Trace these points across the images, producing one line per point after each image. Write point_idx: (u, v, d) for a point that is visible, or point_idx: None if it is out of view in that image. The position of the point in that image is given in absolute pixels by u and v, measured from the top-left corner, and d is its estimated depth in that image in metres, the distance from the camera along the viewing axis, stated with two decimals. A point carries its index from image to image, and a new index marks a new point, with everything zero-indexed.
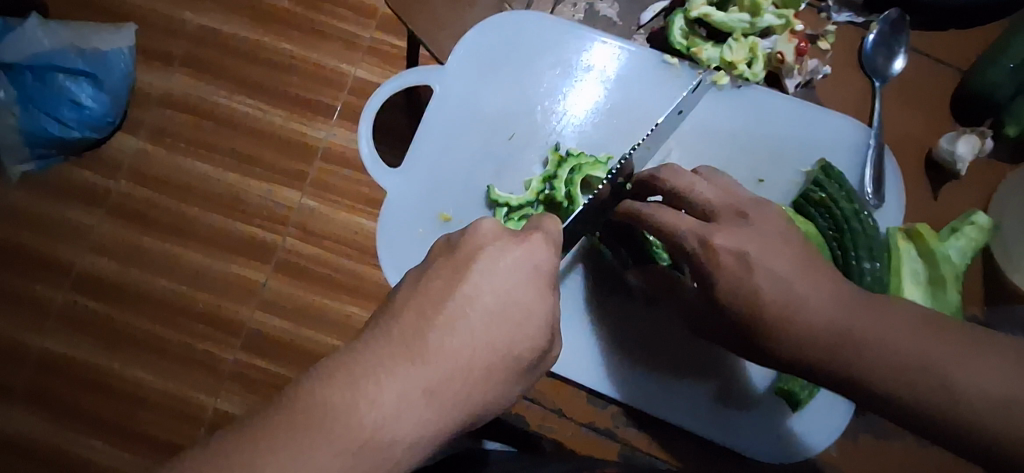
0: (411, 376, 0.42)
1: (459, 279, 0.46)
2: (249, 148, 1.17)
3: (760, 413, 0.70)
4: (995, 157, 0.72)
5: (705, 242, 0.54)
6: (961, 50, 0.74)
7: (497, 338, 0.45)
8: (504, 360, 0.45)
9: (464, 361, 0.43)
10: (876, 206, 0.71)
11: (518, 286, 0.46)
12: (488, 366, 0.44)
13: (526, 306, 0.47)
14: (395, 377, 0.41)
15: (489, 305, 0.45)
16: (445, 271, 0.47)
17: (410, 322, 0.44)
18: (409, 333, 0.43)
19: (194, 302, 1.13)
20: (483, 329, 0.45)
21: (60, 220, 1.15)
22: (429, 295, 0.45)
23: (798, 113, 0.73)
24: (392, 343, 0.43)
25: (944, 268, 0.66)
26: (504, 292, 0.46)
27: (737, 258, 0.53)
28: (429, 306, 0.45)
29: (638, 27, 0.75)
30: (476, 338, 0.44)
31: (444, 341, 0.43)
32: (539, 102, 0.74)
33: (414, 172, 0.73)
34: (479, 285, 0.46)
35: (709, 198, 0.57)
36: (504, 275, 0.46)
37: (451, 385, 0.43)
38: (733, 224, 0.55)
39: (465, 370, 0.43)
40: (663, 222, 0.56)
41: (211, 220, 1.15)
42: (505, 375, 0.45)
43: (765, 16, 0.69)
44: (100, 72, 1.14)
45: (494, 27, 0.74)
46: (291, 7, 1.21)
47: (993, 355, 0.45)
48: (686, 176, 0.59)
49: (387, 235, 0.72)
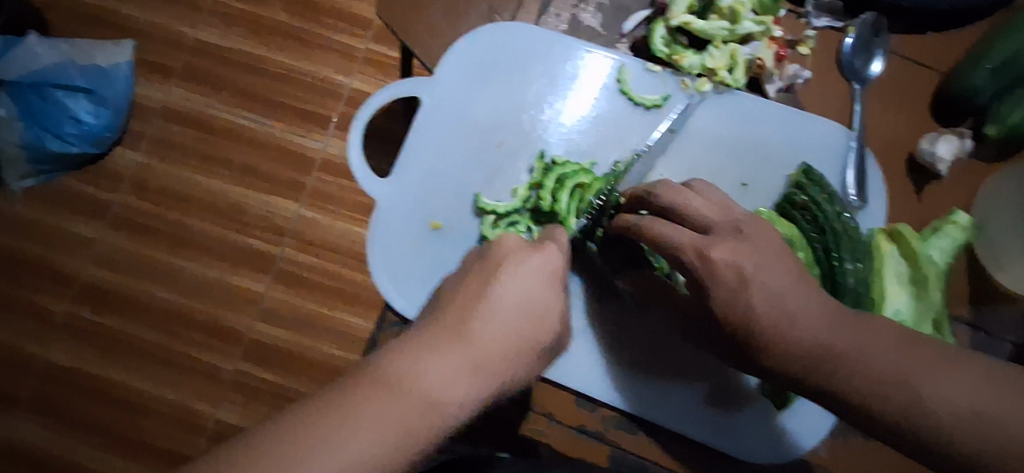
0: (456, 359, 0.45)
1: (489, 278, 0.49)
2: (247, 159, 1.19)
3: (750, 413, 0.71)
4: (977, 156, 0.73)
5: (704, 256, 0.54)
6: (941, 52, 0.75)
7: (530, 329, 0.48)
8: (534, 351, 0.48)
9: (502, 346, 0.46)
10: (859, 207, 0.72)
11: (546, 283, 0.50)
12: (522, 353, 0.47)
13: (553, 301, 0.50)
14: (443, 359, 0.44)
15: (523, 298, 0.48)
16: (480, 271, 0.50)
17: (451, 313, 0.47)
18: (451, 321, 0.46)
19: (194, 312, 1.14)
20: (518, 319, 0.47)
21: (62, 233, 1.17)
22: (467, 291, 0.48)
23: (781, 117, 0.74)
24: (438, 330, 0.46)
25: (926, 268, 0.66)
26: (535, 288, 0.49)
27: (735, 272, 0.53)
28: (468, 299, 0.48)
29: (622, 36, 0.77)
30: (513, 327, 0.47)
31: (485, 328, 0.46)
32: (528, 111, 0.75)
33: (405, 180, 0.74)
34: (510, 281, 0.48)
35: (705, 214, 0.57)
36: (533, 272, 0.49)
37: (491, 368, 0.46)
38: (725, 234, 0.55)
39: (503, 355, 0.46)
40: (658, 234, 0.57)
41: (210, 230, 1.17)
42: (534, 365, 0.48)
43: (744, 23, 0.71)
44: (100, 88, 1.16)
45: (483, 38, 0.75)
46: (288, 21, 1.23)
47: (961, 370, 0.46)
48: (682, 192, 0.58)
49: (378, 244, 0.73)
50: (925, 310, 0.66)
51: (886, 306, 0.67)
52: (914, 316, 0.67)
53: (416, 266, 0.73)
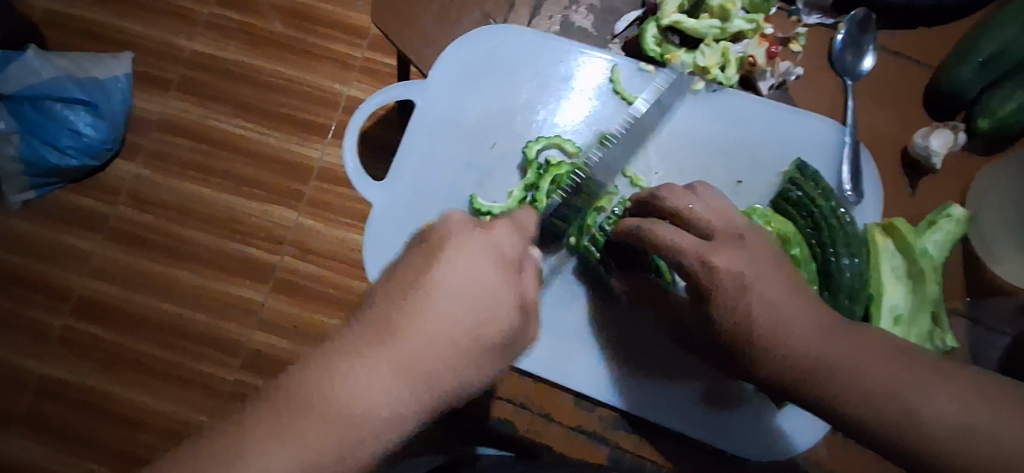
0: (380, 359, 0.43)
1: (427, 266, 0.47)
2: (245, 170, 1.19)
3: (747, 412, 0.71)
4: (968, 149, 0.73)
5: (703, 262, 0.54)
6: (932, 48, 0.75)
7: (467, 320, 0.46)
8: (475, 341, 0.46)
9: (434, 343, 0.44)
10: (854, 203, 0.71)
11: (484, 270, 0.47)
12: (457, 346, 0.45)
13: (494, 289, 0.47)
14: (365, 362, 0.43)
15: (458, 290, 0.46)
16: (416, 259, 0.48)
17: (380, 309, 0.45)
18: (378, 319, 0.45)
19: (193, 323, 1.14)
20: (452, 311, 0.45)
21: (60, 247, 1.17)
22: (399, 283, 0.47)
23: (774, 114, 0.74)
24: (365, 327, 0.45)
25: (922, 262, 0.66)
26: (471, 276, 0.47)
27: (733, 279, 0.53)
28: (399, 292, 0.46)
29: (613, 37, 0.77)
30: (446, 320, 0.45)
31: (415, 325, 0.44)
32: (520, 113, 0.75)
33: (399, 183, 0.74)
34: (445, 273, 0.46)
35: (707, 219, 0.57)
36: (470, 259, 0.47)
37: (423, 366, 0.44)
38: (724, 238, 0.55)
39: (434, 351, 0.44)
40: (658, 233, 0.57)
41: (207, 241, 1.17)
42: (475, 356, 0.46)
43: (735, 22, 0.72)
44: (98, 100, 1.17)
45: (474, 41, 0.75)
46: (285, 31, 1.24)
47: (952, 389, 0.46)
48: (685, 196, 0.59)
49: (372, 248, 0.73)
50: (922, 304, 0.66)
51: (883, 301, 0.66)
52: (911, 310, 0.66)
53: None
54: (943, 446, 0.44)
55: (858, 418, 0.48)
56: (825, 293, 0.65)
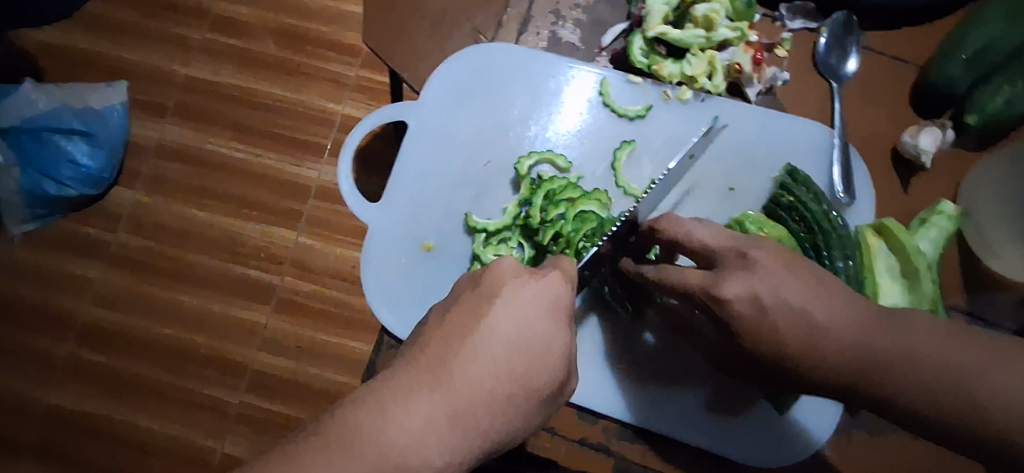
0: (438, 402, 0.44)
1: (480, 313, 0.48)
2: (244, 192, 1.20)
3: (750, 419, 0.70)
4: (956, 145, 0.75)
5: (714, 294, 0.53)
6: (915, 46, 0.77)
7: (517, 367, 0.46)
8: (522, 390, 0.47)
9: (487, 387, 0.45)
10: (847, 205, 0.72)
11: (534, 320, 0.48)
12: (506, 394, 0.46)
13: (540, 338, 0.48)
14: (421, 404, 0.44)
15: (506, 339, 0.47)
16: (466, 304, 0.48)
17: (433, 352, 0.46)
18: (435, 359, 0.46)
19: (197, 347, 1.14)
20: (504, 358, 0.46)
21: (65, 276, 1.17)
22: (451, 328, 0.47)
23: (764, 120, 0.74)
24: (421, 370, 0.45)
25: (917, 261, 0.65)
26: (522, 326, 0.47)
27: (752, 305, 0.51)
28: (454, 336, 0.47)
29: (601, 49, 0.77)
30: (499, 366, 0.46)
31: (469, 369, 0.45)
32: (512, 128, 0.75)
33: (395, 203, 0.73)
34: (495, 320, 0.47)
35: (709, 244, 0.54)
36: (520, 308, 0.48)
37: (478, 408, 0.45)
38: (735, 268, 0.53)
39: (487, 397, 0.45)
40: (667, 276, 0.57)
41: (210, 265, 1.17)
42: (520, 406, 0.47)
43: (720, 30, 0.72)
44: (95, 129, 1.17)
45: (463, 60, 0.76)
46: (279, 53, 1.25)
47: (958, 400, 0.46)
48: (685, 224, 0.56)
49: (370, 268, 0.72)
50: (921, 303, 0.65)
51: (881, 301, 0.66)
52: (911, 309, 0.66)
53: (407, 289, 0.72)
54: None
55: None
56: None
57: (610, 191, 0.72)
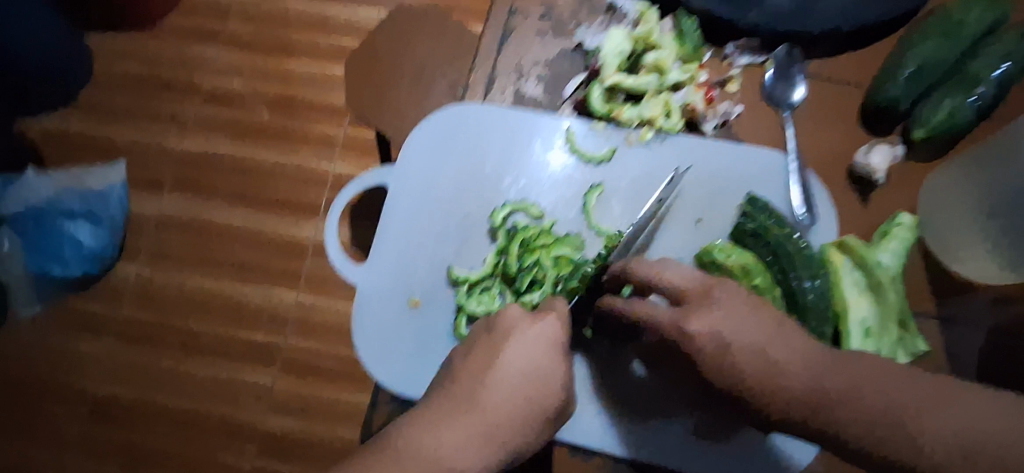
0: (468, 427, 0.50)
1: (499, 347, 0.54)
2: (246, 256, 1.25)
3: (740, 444, 0.71)
4: (910, 158, 0.78)
5: (684, 332, 0.56)
6: (858, 69, 0.82)
7: (533, 395, 0.52)
8: (540, 412, 0.53)
9: (509, 411, 0.51)
10: (809, 225, 0.75)
11: (547, 351, 0.54)
12: (527, 416, 0.52)
13: (552, 368, 0.54)
14: (454, 429, 0.50)
15: (525, 368, 0.53)
16: (487, 341, 0.55)
17: (461, 385, 0.53)
18: (462, 393, 0.52)
19: (206, 414, 1.16)
20: (523, 384, 0.53)
21: (73, 355, 1.20)
22: (472, 365, 0.54)
23: (723, 152, 0.78)
24: (451, 400, 0.52)
25: (879, 273, 0.69)
26: (536, 355, 0.54)
27: (715, 342, 0.55)
28: (476, 370, 0.53)
29: (564, 99, 0.82)
30: (517, 395, 0.52)
31: (492, 398, 0.52)
32: (487, 181, 0.79)
33: (381, 262, 0.77)
34: (513, 353, 0.54)
35: (678, 284, 0.59)
36: (535, 340, 0.54)
37: (501, 432, 0.51)
38: (703, 306, 0.57)
39: (508, 423, 0.51)
40: (640, 312, 0.60)
41: (214, 332, 1.21)
42: (538, 426, 0.53)
43: (671, 74, 0.78)
44: (96, 208, 1.23)
45: (437, 122, 0.81)
46: (272, 119, 1.33)
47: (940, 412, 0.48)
48: (653, 266, 0.61)
49: (360, 327, 0.75)
50: (887, 314, 0.69)
51: (852, 317, 0.68)
52: (879, 321, 0.68)
53: (398, 345, 0.74)
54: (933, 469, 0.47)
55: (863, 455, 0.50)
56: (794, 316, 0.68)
57: (584, 233, 0.76)
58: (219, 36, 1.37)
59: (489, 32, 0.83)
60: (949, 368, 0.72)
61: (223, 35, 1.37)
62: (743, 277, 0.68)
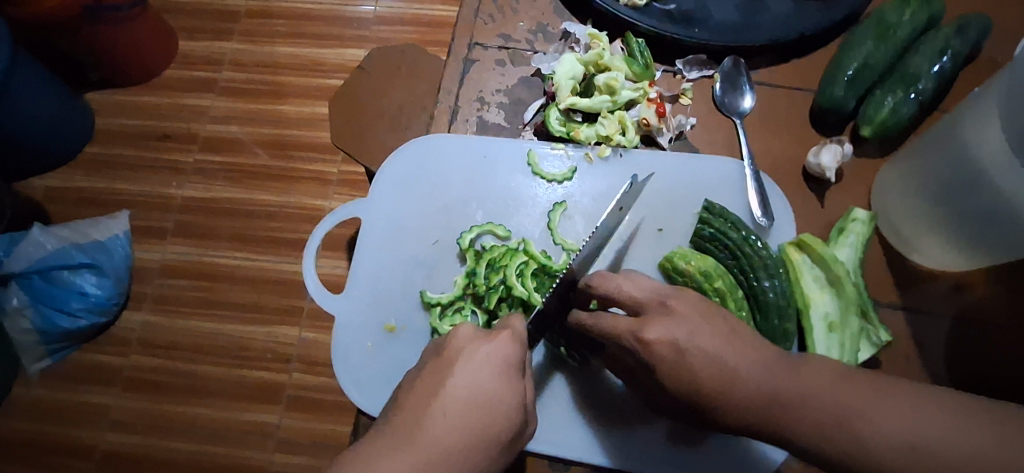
0: (410, 459, 0.48)
1: (444, 376, 0.54)
2: (248, 297, 1.29)
3: (714, 447, 0.72)
4: (860, 155, 0.82)
5: (641, 339, 0.58)
6: (805, 75, 0.86)
7: (476, 422, 0.51)
8: (486, 441, 0.51)
9: (453, 442, 0.50)
10: (767, 225, 0.77)
11: (491, 377, 0.54)
12: (472, 446, 0.50)
13: (497, 394, 0.53)
14: (395, 462, 0.48)
15: (468, 396, 0.52)
16: (431, 372, 0.55)
17: (405, 417, 0.52)
18: (404, 424, 0.51)
19: (213, 456, 1.19)
20: (467, 413, 0.51)
21: (81, 406, 1.23)
22: (420, 391, 0.53)
23: (679, 162, 0.81)
24: (394, 433, 0.50)
25: (837, 268, 0.71)
26: (480, 383, 0.53)
27: (672, 348, 0.56)
28: (421, 399, 0.52)
29: (524, 124, 0.86)
30: (460, 423, 0.51)
31: (435, 427, 0.50)
32: (455, 206, 0.83)
33: (358, 291, 0.80)
34: (460, 378, 0.53)
35: (637, 295, 0.60)
36: (478, 368, 0.54)
37: (444, 463, 0.49)
38: (659, 314, 0.58)
39: (451, 453, 0.49)
40: (601, 325, 0.62)
41: (219, 374, 1.24)
42: (484, 456, 0.51)
43: (622, 92, 0.82)
44: (101, 261, 1.26)
45: (406, 154, 0.85)
46: (268, 160, 1.39)
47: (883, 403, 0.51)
48: (613, 280, 0.62)
49: (340, 356, 0.77)
50: (848, 307, 0.70)
51: (813, 311, 0.70)
52: (840, 314, 0.70)
53: (377, 370, 0.77)
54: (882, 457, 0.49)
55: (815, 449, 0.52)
56: (756, 315, 0.70)
57: (551, 250, 0.79)
58: (215, 87, 1.45)
59: (450, 68, 0.88)
60: (919, 359, 0.73)
61: (219, 85, 1.45)
62: (704, 279, 0.71)
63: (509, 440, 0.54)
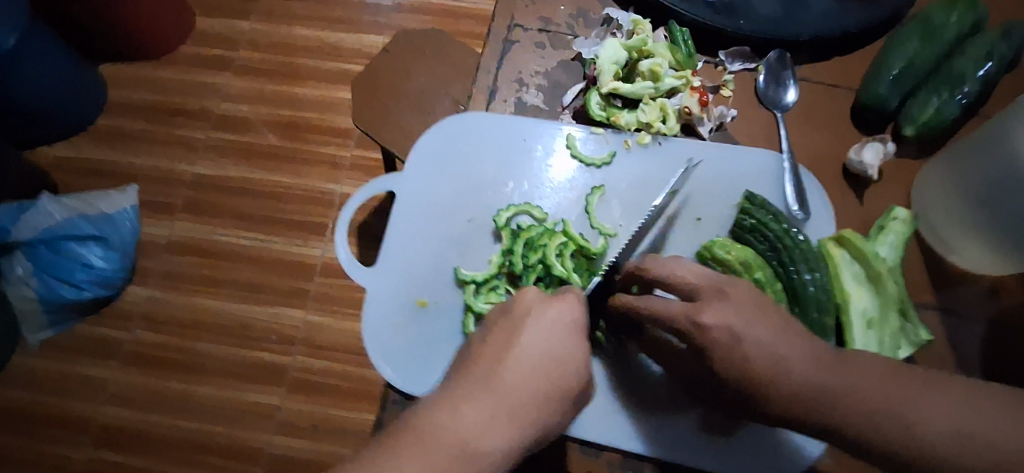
0: (488, 407, 0.52)
1: (517, 331, 0.56)
2: (257, 277, 1.28)
3: (744, 438, 0.71)
4: (899, 156, 0.81)
5: (696, 323, 0.57)
6: (846, 73, 0.85)
7: (548, 376, 0.54)
8: (558, 394, 0.55)
9: (527, 393, 0.53)
10: (804, 219, 0.77)
11: (565, 332, 0.56)
12: (545, 396, 0.54)
13: (568, 351, 0.55)
14: (475, 408, 0.52)
15: (543, 350, 0.55)
16: (505, 325, 0.57)
17: (479, 368, 0.55)
18: (481, 374, 0.54)
19: (215, 436, 1.17)
20: (541, 366, 0.54)
21: (80, 379, 1.22)
22: (495, 343, 0.56)
23: (719, 152, 0.81)
24: (471, 383, 0.54)
25: (876, 264, 0.70)
26: (555, 338, 0.55)
27: (728, 334, 0.56)
28: (495, 355, 0.55)
29: (563, 108, 0.85)
30: (535, 375, 0.54)
31: (512, 378, 0.54)
32: (491, 186, 0.82)
33: (390, 266, 0.79)
34: (534, 333, 0.55)
35: (690, 280, 0.59)
36: (551, 324, 0.56)
37: (519, 413, 0.53)
38: (713, 299, 0.58)
39: (525, 403, 0.53)
40: (650, 308, 0.59)
41: (222, 353, 1.23)
42: (557, 406, 0.54)
43: (665, 80, 0.81)
44: (108, 233, 1.25)
45: (442, 131, 0.84)
46: (280, 143, 1.38)
47: (935, 397, 0.53)
48: (665, 264, 0.61)
49: (371, 330, 0.76)
50: (887, 304, 0.70)
51: (851, 307, 0.69)
52: (879, 311, 0.70)
53: (408, 345, 0.76)
54: (928, 445, 0.51)
55: (862, 440, 0.53)
56: (795, 308, 0.69)
57: (587, 233, 0.78)
58: (231, 66, 1.44)
59: (489, 47, 0.87)
60: (953, 361, 0.72)
61: (235, 64, 1.44)
62: (743, 269, 0.70)
63: (578, 394, 0.56)
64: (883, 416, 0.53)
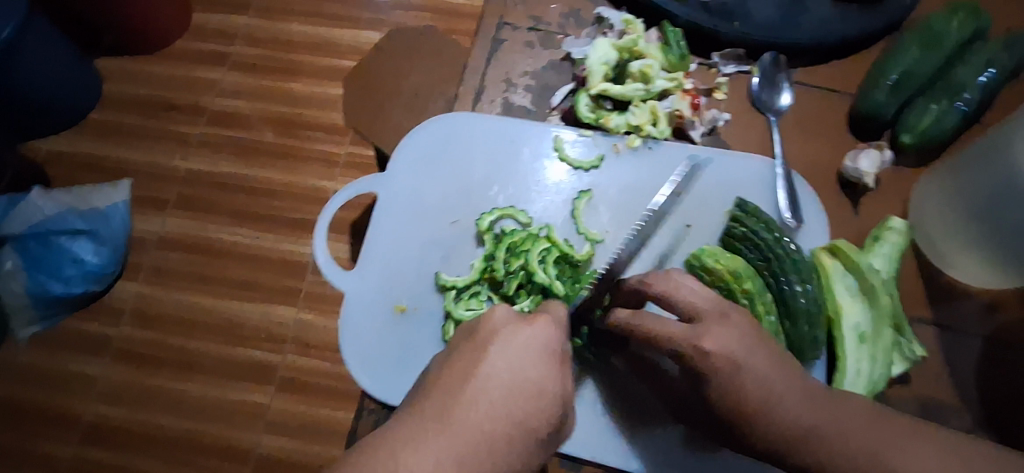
0: (443, 443, 0.48)
1: (480, 359, 0.53)
2: (247, 274, 1.25)
3: (731, 457, 0.69)
4: (897, 164, 0.79)
5: (696, 347, 0.54)
6: (843, 78, 0.83)
7: (512, 408, 0.51)
8: (523, 428, 0.51)
9: (488, 428, 0.50)
10: (796, 228, 0.75)
11: (530, 362, 0.53)
12: (507, 431, 0.50)
13: (536, 381, 0.53)
14: (430, 444, 0.48)
15: (506, 381, 0.52)
16: (468, 353, 0.54)
17: (437, 399, 0.52)
18: (439, 406, 0.51)
19: (201, 435, 1.15)
20: (506, 397, 0.52)
21: (66, 374, 1.20)
22: (457, 371, 0.53)
23: (710, 158, 0.78)
24: (427, 416, 0.50)
25: (871, 278, 0.68)
26: (519, 367, 0.53)
27: (729, 361, 0.54)
28: (455, 386, 0.52)
29: (552, 109, 0.83)
30: (498, 406, 0.51)
31: (471, 410, 0.50)
32: (475, 189, 0.79)
33: (369, 269, 0.76)
34: (498, 361, 0.53)
35: (693, 302, 0.57)
36: (515, 353, 0.54)
37: (477, 450, 0.49)
38: (715, 322, 0.56)
39: (484, 438, 0.49)
40: (646, 327, 0.57)
41: (211, 351, 1.20)
42: (520, 442, 0.51)
43: (657, 82, 0.80)
44: (99, 227, 1.24)
45: (427, 131, 0.82)
46: (275, 139, 1.36)
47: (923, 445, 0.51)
48: (671, 281, 0.59)
49: (348, 336, 0.74)
50: (881, 319, 0.67)
51: (844, 322, 0.67)
52: (873, 326, 0.67)
53: (385, 351, 0.74)
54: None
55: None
56: (785, 321, 0.66)
57: (572, 239, 0.76)
58: (226, 60, 1.42)
59: (478, 46, 0.85)
60: (949, 377, 0.70)
61: (231, 59, 1.42)
62: (732, 281, 0.67)
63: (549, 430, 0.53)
64: (858, 452, 0.51)
